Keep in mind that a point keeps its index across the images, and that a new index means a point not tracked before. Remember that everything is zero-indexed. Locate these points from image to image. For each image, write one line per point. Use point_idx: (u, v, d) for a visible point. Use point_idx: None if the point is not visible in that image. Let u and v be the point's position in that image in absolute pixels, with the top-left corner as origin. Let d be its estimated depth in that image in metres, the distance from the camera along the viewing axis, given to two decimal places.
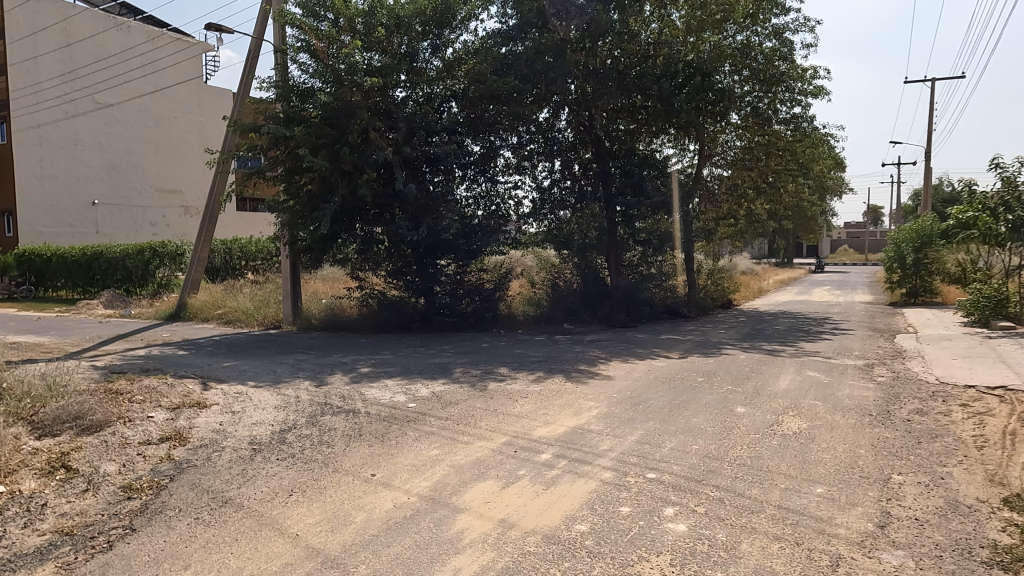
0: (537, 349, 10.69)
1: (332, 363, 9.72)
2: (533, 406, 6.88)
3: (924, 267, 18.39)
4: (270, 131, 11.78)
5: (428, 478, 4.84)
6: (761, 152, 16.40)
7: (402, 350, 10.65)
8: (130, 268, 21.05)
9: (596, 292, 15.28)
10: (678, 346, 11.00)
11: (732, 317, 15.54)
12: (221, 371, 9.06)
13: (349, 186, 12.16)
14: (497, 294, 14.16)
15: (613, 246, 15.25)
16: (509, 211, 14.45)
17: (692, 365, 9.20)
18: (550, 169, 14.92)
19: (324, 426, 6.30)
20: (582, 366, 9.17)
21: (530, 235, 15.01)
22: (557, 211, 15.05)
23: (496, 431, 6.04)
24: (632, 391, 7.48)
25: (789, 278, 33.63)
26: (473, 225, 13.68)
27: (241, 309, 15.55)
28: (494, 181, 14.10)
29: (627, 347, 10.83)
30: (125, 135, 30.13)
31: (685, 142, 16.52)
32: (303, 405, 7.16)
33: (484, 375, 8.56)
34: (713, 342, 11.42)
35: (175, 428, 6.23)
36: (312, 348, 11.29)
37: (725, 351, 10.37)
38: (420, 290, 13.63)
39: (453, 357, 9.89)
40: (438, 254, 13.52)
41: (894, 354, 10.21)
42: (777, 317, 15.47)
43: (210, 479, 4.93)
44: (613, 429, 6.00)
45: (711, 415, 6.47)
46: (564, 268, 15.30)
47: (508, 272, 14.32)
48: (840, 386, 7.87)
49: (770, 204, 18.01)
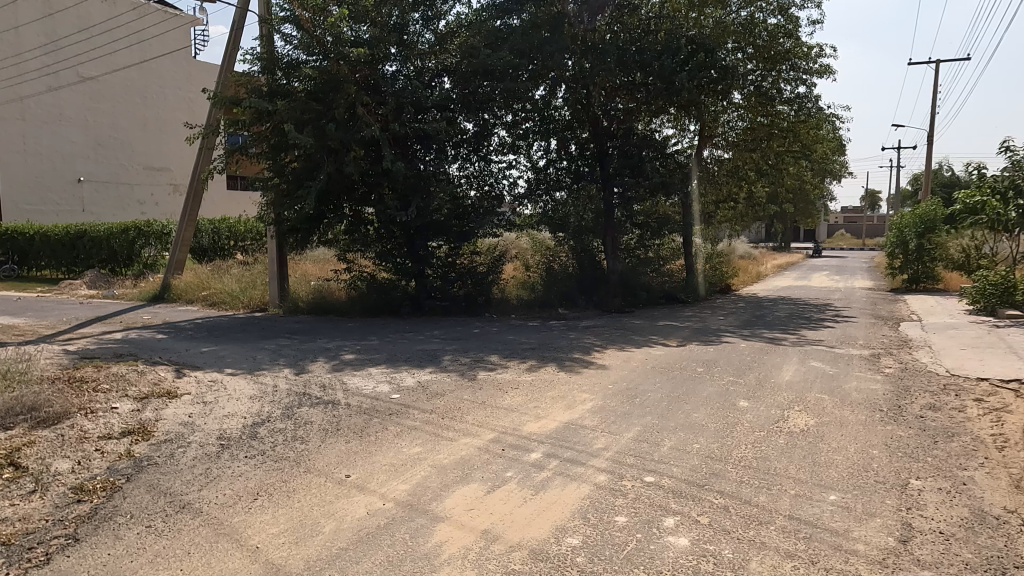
0: (529, 336, 10.29)
1: (315, 349, 9.30)
2: (524, 399, 6.49)
3: (926, 253, 18.01)
4: (252, 105, 11.23)
5: (407, 481, 4.45)
6: (763, 133, 15.93)
7: (390, 336, 10.25)
8: (114, 247, 20.52)
9: (590, 276, 14.93)
10: (675, 333, 10.63)
11: (730, 303, 15.17)
12: (198, 357, 8.64)
13: (335, 162, 11.51)
14: (490, 278, 13.74)
15: (612, 229, 14.73)
16: (504, 191, 14.00)
17: (690, 354, 8.83)
18: (546, 148, 14.47)
19: (300, 420, 5.89)
20: (576, 355, 8.79)
21: (525, 217, 14.66)
22: (553, 193, 14.71)
23: (483, 426, 5.65)
24: (629, 383, 7.10)
25: (787, 263, 33.26)
26: (465, 206, 13.27)
27: (226, 291, 15.11)
28: (487, 160, 13.59)
29: (622, 334, 10.44)
30: (112, 110, 29.42)
31: (685, 122, 16.02)
32: (280, 396, 6.76)
33: (474, 363, 8.17)
34: (712, 329, 11.06)
35: (140, 420, 5.81)
36: (296, 333, 10.86)
37: (724, 339, 9.99)
38: (410, 273, 13.18)
39: (442, 344, 9.49)
40: (429, 235, 13.06)
41: (900, 343, 9.85)
42: (777, 303, 15.09)
43: (170, 481, 4.52)
44: (608, 425, 5.60)
45: (711, 409, 6.10)
46: (560, 252, 15.02)
47: (502, 255, 13.96)
48: (847, 378, 7.51)
49: (769, 186, 17.70)
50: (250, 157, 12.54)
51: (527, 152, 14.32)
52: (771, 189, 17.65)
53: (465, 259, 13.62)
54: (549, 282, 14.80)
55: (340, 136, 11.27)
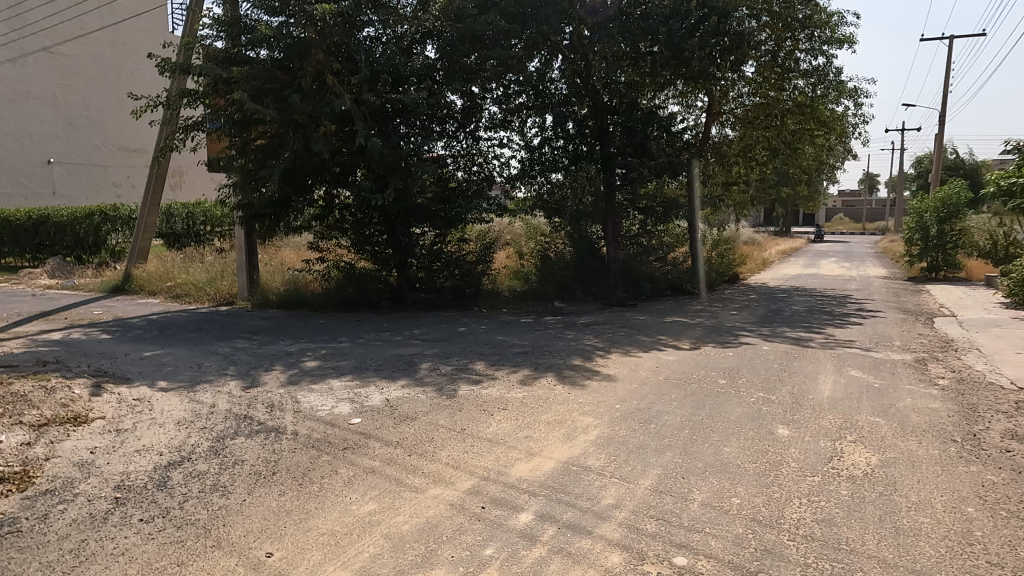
0: (521, 336, 9.07)
1: (274, 354, 8.06)
2: (513, 425, 5.27)
3: (948, 240, 16.81)
4: (205, 72, 9.94)
5: (348, 565, 3.25)
6: (778, 110, 14.60)
7: (363, 337, 9.03)
8: (79, 233, 19.06)
9: (591, 264, 13.68)
10: (686, 332, 9.40)
11: (740, 295, 13.98)
12: (133, 366, 7.38)
13: (302, 139, 10.14)
14: (479, 268, 12.53)
15: (612, 214, 13.47)
16: (494, 172, 12.82)
17: (708, 360, 7.62)
18: (540, 125, 13.19)
19: (229, 458, 4.65)
20: (576, 361, 7.56)
21: (520, 200, 13.68)
22: (549, 174, 13.47)
23: (460, 468, 4.43)
24: (640, 401, 5.89)
25: (792, 249, 32.02)
26: (450, 188, 12.11)
27: (191, 282, 13.80)
28: (476, 138, 12.32)
29: (627, 334, 9.20)
30: (83, 87, 27.87)
31: (692, 98, 14.80)
32: (215, 420, 5.51)
33: (455, 374, 6.93)
34: (727, 327, 9.86)
35: (24, 460, 4.56)
36: (258, 332, 9.60)
37: (744, 341, 8.76)
38: (391, 262, 11.91)
39: (422, 348, 8.24)
40: (412, 221, 11.82)
41: (942, 344, 8.66)
42: (791, 294, 13.89)
43: (23, 565, 3.28)
44: (618, 466, 4.40)
45: (745, 442, 4.90)
46: (556, 238, 13.82)
47: (493, 243, 12.70)
48: (897, 393, 6.30)
49: (780, 167, 16.44)
50: (210, 135, 11.17)
51: (519, 129, 13.12)
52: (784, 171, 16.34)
53: (451, 247, 12.37)
54: (544, 272, 13.58)
55: (306, 108, 9.88)
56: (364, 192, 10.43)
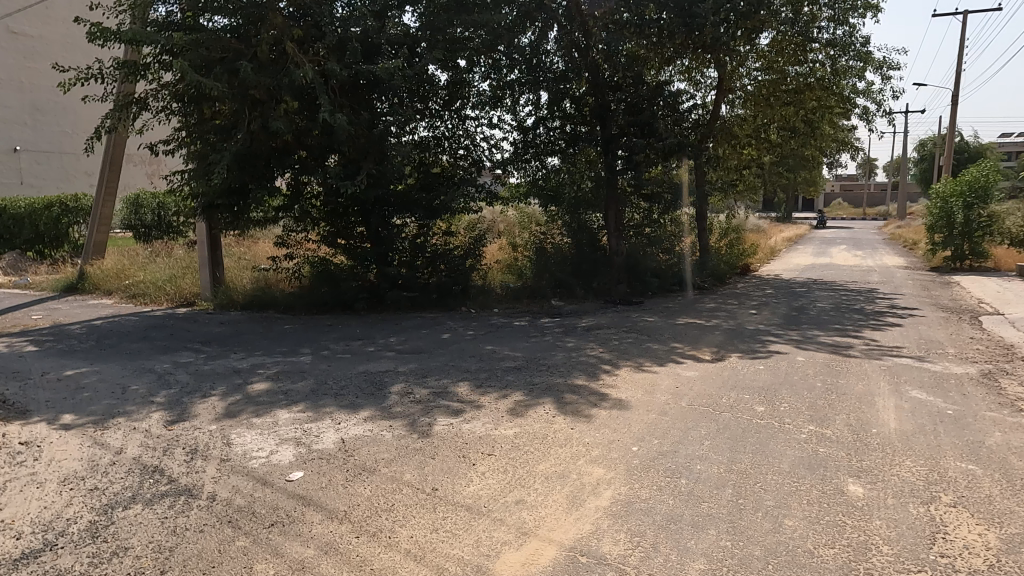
0: (514, 345, 7.80)
1: (219, 373, 6.75)
2: (503, 482, 4.03)
3: (976, 228, 15.63)
4: (134, 35, 8.34)
5: None
6: (795, 86, 13.29)
7: (329, 348, 7.76)
8: (38, 226, 17.56)
9: (592, 258, 12.36)
10: (705, 339, 8.13)
11: (756, 290, 12.72)
12: (41, 391, 6.07)
13: (260, 117, 8.80)
14: (468, 263, 11.27)
15: (614, 201, 12.23)
16: (483, 157, 11.57)
17: (737, 377, 6.37)
18: (534, 103, 11.86)
19: (108, 546, 3.36)
20: (579, 379, 6.30)
21: (514, 186, 12.33)
22: (545, 158, 12.27)
23: (425, 561, 3.18)
24: (664, 442, 4.64)
25: (799, 236, 30.73)
26: (434, 174, 10.87)
27: (150, 279, 12.46)
28: (462, 118, 11.12)
29: (637, 342, 7.93)
30: (49, 70, 26.29)
31: (698, 73, 13.57)
32: (115, 476, 4.22)
33: (431, 401, 5.65)
34: (750, 331, 8.61)
35: None
36: (211, 341, 8.31)
37: (774, 350, 7.50)
38: (368, 258, 10.56)
39: (396, 363, 6.95)
40: (391, 211, 10.56)
41: (1005, 352, 7.42)
42: (812, 289, 12.62)
43: None
44: (646, 559, 3.15)
45: (811, 508, 3.66)
46: (552, 229, 12.52)
47: (483, 235, 11.48)
48: (981, 424, 5.05)
49: (797, 150, 15.03)
50: (157, 115, 9.76)
51: (512, 107, 11.75)
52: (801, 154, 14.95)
53: (437, 241, 11.10)
54: (540, 266, 12.22)
55: (263, 81, 8.53)
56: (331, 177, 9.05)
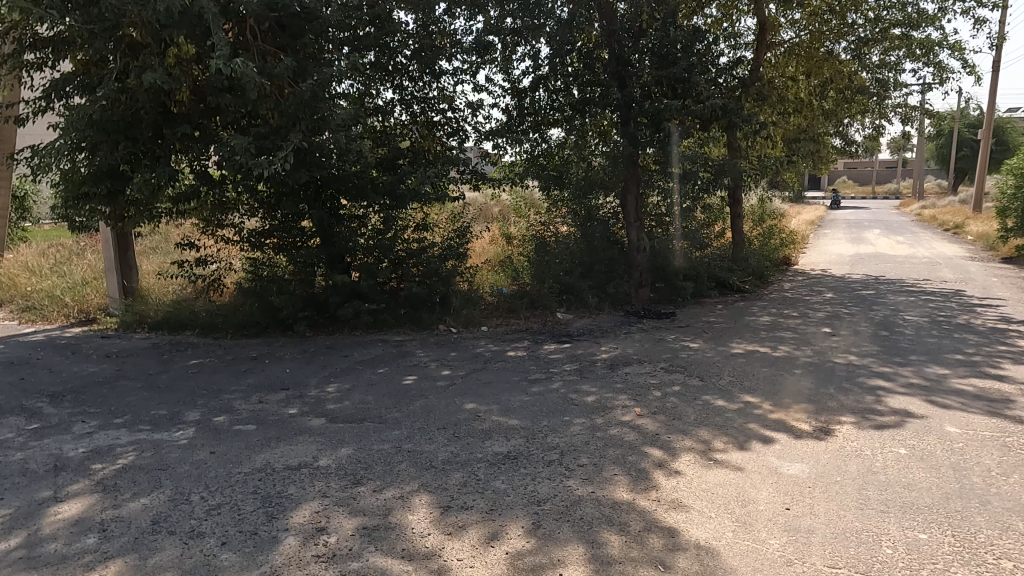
0: (508, 404, 5.21)
1: (28, 472, 4.13)
2: None
3: None
4: None
5: None
6: (853, 38, 10.71)
7: (230, 412, 5.16)
8: None
9: (605, 256, 9.60)
10: (785, 388, 5.56)
11: (813, 295, 10.11)
12: None
13: (138, 67, 6.14)
14: (448, 266, 8.59)
15: (634, 180, 9.51)
16: (466, 126, 9.00)
17: (881, 482, 3.79)
18: (532, 56, 9.24)
19: None
20: (618, 490, 3.73)
21: (506, 165, 9.86)
22: (546, 129, 9.79)
23: None
24: None
25: (817, 219, 28.07)
26: (401, 151, 8.34)
27: (46, 288, 9.82)
28: (438, 76, 8.54)
29: (688, 397, 5.35)
30: None
31: (739, 22, 10.84)
32: None
33: (353, 559, 3.07)
34: (844, 370, 6.03)
35: None
36: (66, 395, 5.68)
37: (904, 411, 4.92)
38: (313, 261, 7.93)
39: (320, 448, 4.37)
40: (344, 196, 7.96)
41: None
42: (883, 293, 10.04)
43: None
44: None
45: None
46: (555, 216, 9.97)
47: (468, 227, 8.94)
48: None
49: (854, 119, 12.21)
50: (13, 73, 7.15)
51: (503, 62, 9.16)
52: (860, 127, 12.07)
53: (407, 236, 8.47)
54: (541, 268, 9.51)
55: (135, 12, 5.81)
56: (236, 152, 6.27)
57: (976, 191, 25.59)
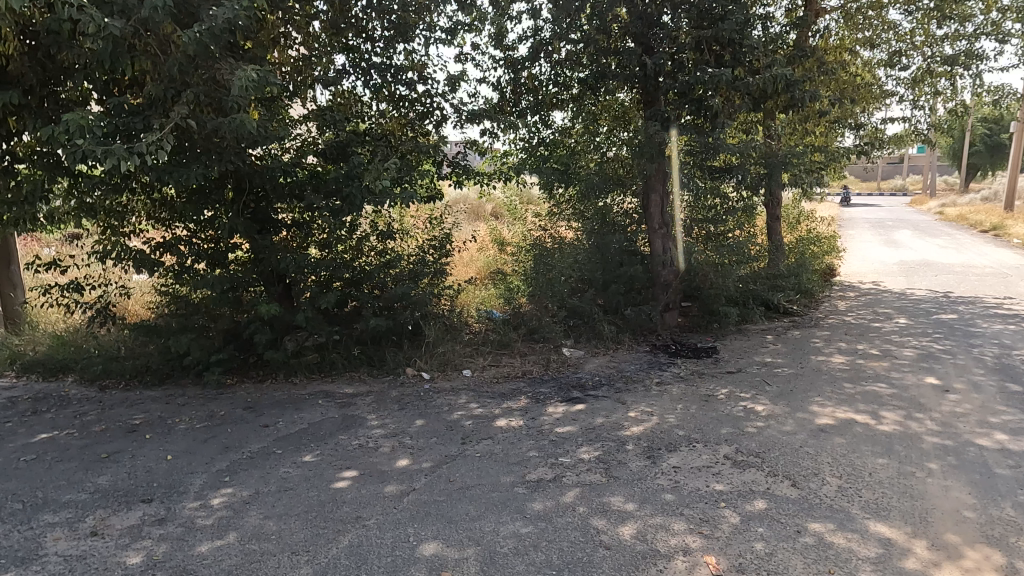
0: (493, 546, 3.15)
1: None
2: None
3: None
4: None
5: None
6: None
7: (26, 564, 3.07)
8: None
9: (625, 272, 7.50)
10: (934, 506, 3.50)
11: (884, 321, 8.03)
12: None
13: None
14: (419, 289, 6.48)
15: (661, 175, 7.44)
16: (444, 103, 6.91)
17: None
18: (530, 16, 7.16)
19: None
20: None
21: (499, 156, 7.75)
22: (548, 112, 7.82)
23: None
24: None
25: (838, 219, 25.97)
26: (356, 134, 6.23)
27: None
28: (407, 35, 6.44)
29: (789, 527, 3.29)
30: None
31: None
32: None
33: None
34: (1006, 464, 3.97)
35: None
36: None
37: None
38: (231, 288, 5.79)
39: None
40: (275, 197, 5.85)
41: None
42: (971, 319, 7.98)
43: None
44: None
45: None
46: (560, 220, 8.00)
47: (448, 235, 6.84)
48: None
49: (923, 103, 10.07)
50: None
51: (494, 21, 7.10)
52: (929, 113, 9.90)
53: (365, 248, 6.39)
54: (543, 288, 7.43)
55: None
56: (79, 135, 4.11)
57: (1007, 191, 23.65)
